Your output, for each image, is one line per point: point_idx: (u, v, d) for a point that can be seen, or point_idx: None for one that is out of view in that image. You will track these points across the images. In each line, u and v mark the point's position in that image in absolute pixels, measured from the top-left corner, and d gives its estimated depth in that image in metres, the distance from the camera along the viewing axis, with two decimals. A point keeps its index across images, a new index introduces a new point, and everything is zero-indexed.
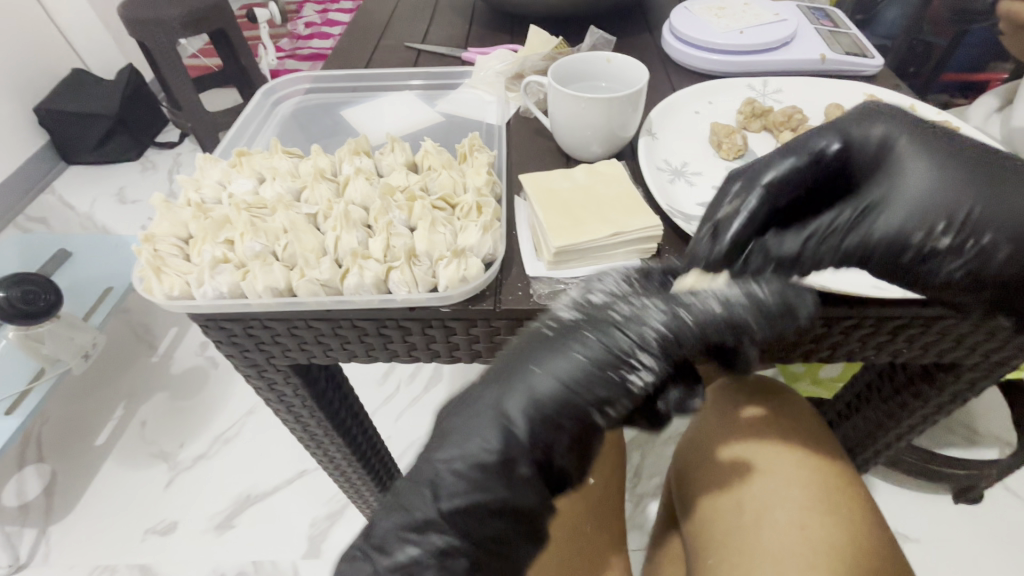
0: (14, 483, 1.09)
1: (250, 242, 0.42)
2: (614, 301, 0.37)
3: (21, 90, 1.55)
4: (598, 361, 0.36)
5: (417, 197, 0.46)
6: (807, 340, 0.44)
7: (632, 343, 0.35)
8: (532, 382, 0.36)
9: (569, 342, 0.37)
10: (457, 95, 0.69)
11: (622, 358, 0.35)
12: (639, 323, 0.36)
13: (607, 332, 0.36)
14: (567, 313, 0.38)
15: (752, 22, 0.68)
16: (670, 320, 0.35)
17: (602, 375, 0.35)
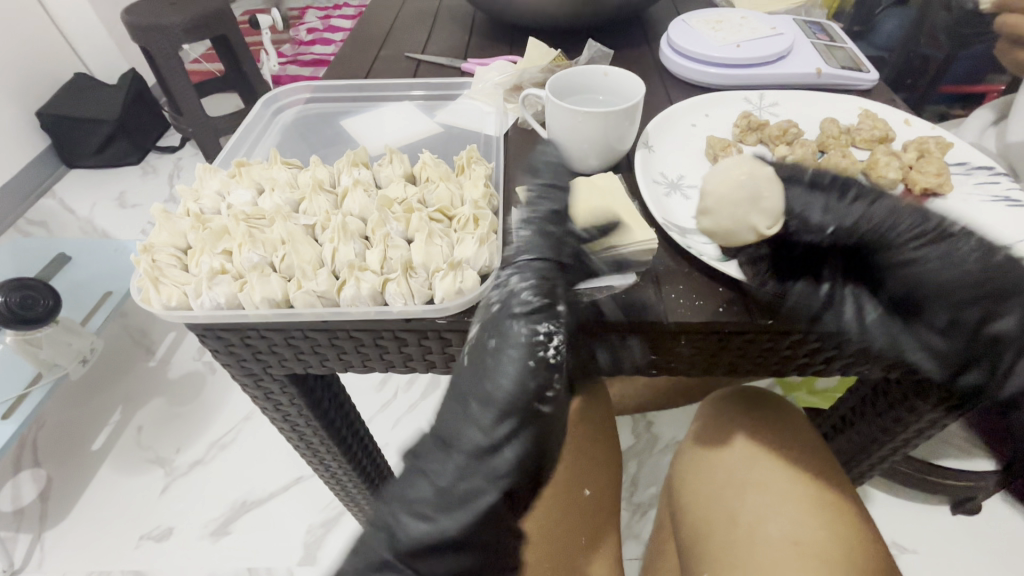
0: (9, 487, 1.09)
1: (247, 253, 0.42)
2: (502, 300, 0.39)
3: (23, 95, 1.56)
4: (518, 352, 0.36)
5: (415, 209, 0.46)
6: (801, 353, 0.44)
7: (528, 326, 0.37)
8: (469, 402, 0.35)
9: (488, 353, 0.37)
10: (456, 106, 0.69)
11: (533, 340, 0.36)
12: (515, 295, 0.39)
13: (507, 328, 0.37)
14: (479, 319, 0.39)
15: (749, 36, 0.69)
16: (533, 280, 0.39)
17: (529, 356, 0.36)
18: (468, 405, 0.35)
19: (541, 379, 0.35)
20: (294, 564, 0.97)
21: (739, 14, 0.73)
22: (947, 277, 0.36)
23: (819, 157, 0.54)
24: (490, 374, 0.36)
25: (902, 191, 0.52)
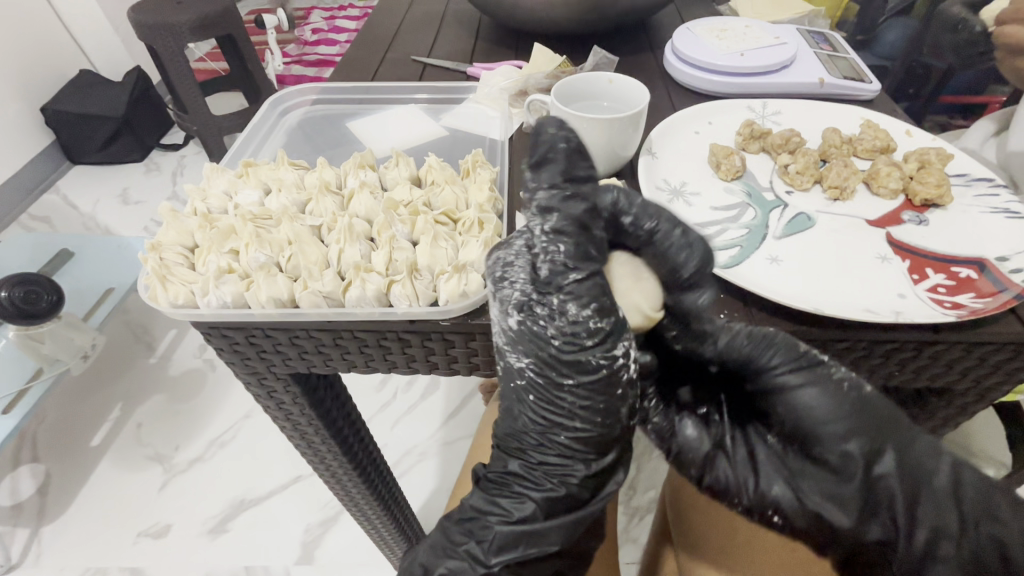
0: (8, 482, 1.09)
1: (254, 253, 0.42)
2: (529, 355, 0.39)
3: (29, 91, 1.56)
4: (595, 390, 0.38)
5: (420, 212, 0.47)
6: None
7: (585, 366, 0.38)
8: (558, 435, 0.40)
9: (554, 396, 0.39)
10: (461, 110, 0.70)
11: (598, 375, 0.38)
12: (569, 325, 0.37)
13: (563, 375, 0.39)
14: (518, 359, 0.39)
15: (752, 45, 0.70)
16: (582, 300, 0.37)
17: (604, 385, 0.38)
18: (551, 438, 0.40)
19: (619, 395, 0.39)
20: (291, 562, 0.97)
21: (743, 23, 0.74)
22: (821, 412, 0.40)
23: (821, 166, 0.55)
24: (559, 405, 0.40)
25: (902, 201, 0.52)
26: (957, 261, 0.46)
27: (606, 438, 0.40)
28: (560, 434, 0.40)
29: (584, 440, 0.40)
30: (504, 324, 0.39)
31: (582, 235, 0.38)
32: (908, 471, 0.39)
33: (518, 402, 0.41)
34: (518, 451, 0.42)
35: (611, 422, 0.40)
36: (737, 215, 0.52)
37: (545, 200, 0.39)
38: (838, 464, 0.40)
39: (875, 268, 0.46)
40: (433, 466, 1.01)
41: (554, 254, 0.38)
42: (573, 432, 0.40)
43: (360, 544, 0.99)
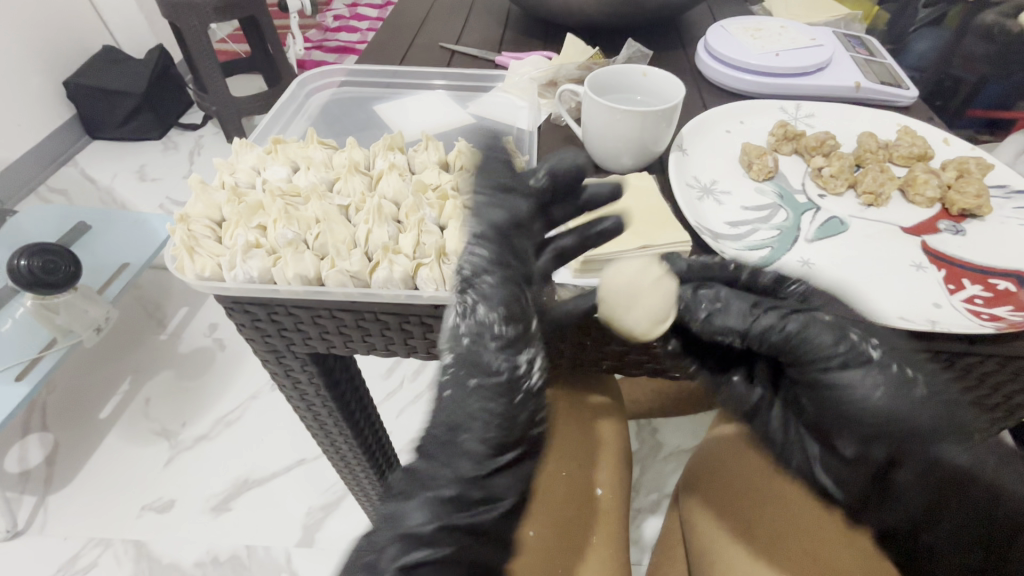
0: (16, 449, 1.10)
1: (282, 229, 0.42)
2: (459, 343, 0.37)
3: (52, 64, 1.57)
4: (494, 387, 0.35)
5: (449, 196, 0.46)
6: None
7: (488, 359, 0.35)
8: (462, 438, 0.35)
9: (466, 388, 0.35)
10: (490, 98, 0.69)
11: (498, 374, 0.35)
12: (480, 326, 0.36)
13: (476, 367, 0.35)
14: (443, 359, 0.37)
15: (788, 45, 0.68)
16: (491, 304, 0.35)
17: (501, 390, 0.35)
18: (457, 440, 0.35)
19: (521, 393, 0.35)
20: (292, 545, 0.98)
21: (779, 23, 0.72)
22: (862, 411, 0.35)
23: (856, 171, 0.54)
24: (464, 406, 0.35)
25: (938, 210, 0.51)
26: (995, 274, 0.45)
27: (505, 430, 0.34)
28: (467, 440, 0.34)
29: (483, 445, 0.34)
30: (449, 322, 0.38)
31: (504, 247, 0.37)
32: (934, 480, 0.36)
33: (444, 410, 0.37)
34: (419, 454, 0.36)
35: (514, 420, 0.35)
36: (769, 216, 0.51)
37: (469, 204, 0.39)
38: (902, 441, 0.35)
39: (909, 277, 0.45)
40: None
41: (472, 258, 0.36)
42: (473, 436, 0.34)
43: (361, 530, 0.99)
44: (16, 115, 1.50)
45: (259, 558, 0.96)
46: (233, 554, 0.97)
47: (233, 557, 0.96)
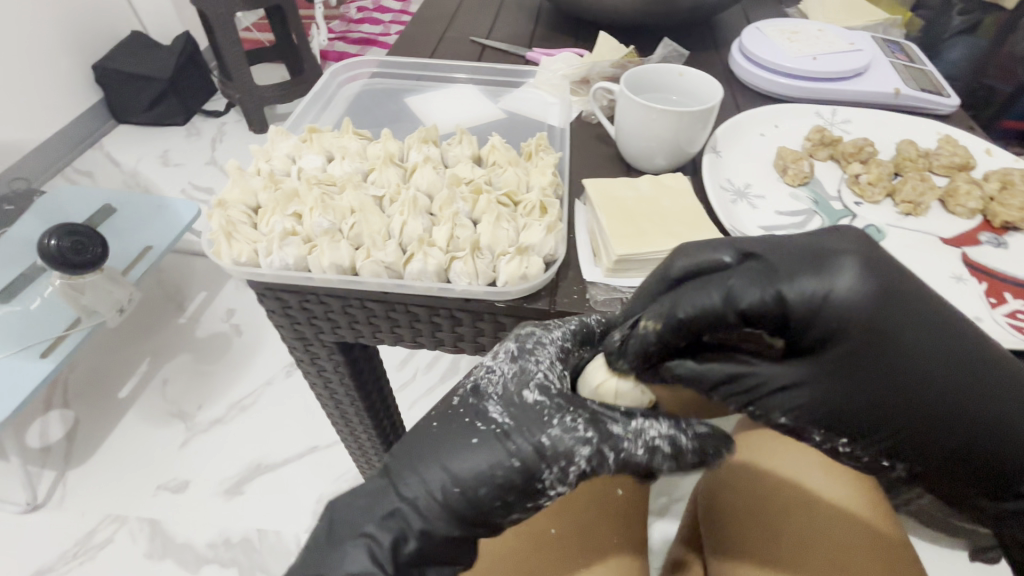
0: (38, 424, 1.13)
1: (318, 218, 0.42)
2: (541, 433, 0.37)
3: (82, 47, 1.60)
4: (517, 485, 0.37)
5: (482, 191, 0.46)
6: None
7: (549, 472, 0.37)
8: (434, 485, 0.38)
9: (491, 455, 0.37)
10: (519, 95, 0.69)
11: (537, 490, 0.37)
12: (566, 458, 0.37)
13: (529, 463, 0.37)
14: (498, 413, 0.39)
15: (826, 49, 0.67)
16: (597, 454, 0.37)
17: (520, 494, 0.37)
18: (429, 482, 0.38)
19: (523, 506, 0.38)
20: (302, 531, 0.99)
21: (816, 25, 0.71)
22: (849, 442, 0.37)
23: (896, 179, 0.53)
24: (473, 469, 0.37)
25: (979, 221, 0.50)
26: None
27: (475, 513, 0.38)
28: (450, 487, 0.37)
29: (448, 507, 0.37)
30: (530, 392, 0.39)
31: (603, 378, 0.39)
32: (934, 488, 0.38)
33: (454, 435, 0.39)
34: (401, 478, 0.39)
35: (495, 511, 0.38)
36: (803, 222, 0.51)
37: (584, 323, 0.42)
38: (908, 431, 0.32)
39: (949, 288, 0.44)
40: None
41: (624, 447, 0.37)
42: (448, 492, 0.37)
43: None
44: (46, 97, 1.53)
45: (269, 542, 0.98)
46: (245, 537, 0.98)
47: (244, 539, 0.98)
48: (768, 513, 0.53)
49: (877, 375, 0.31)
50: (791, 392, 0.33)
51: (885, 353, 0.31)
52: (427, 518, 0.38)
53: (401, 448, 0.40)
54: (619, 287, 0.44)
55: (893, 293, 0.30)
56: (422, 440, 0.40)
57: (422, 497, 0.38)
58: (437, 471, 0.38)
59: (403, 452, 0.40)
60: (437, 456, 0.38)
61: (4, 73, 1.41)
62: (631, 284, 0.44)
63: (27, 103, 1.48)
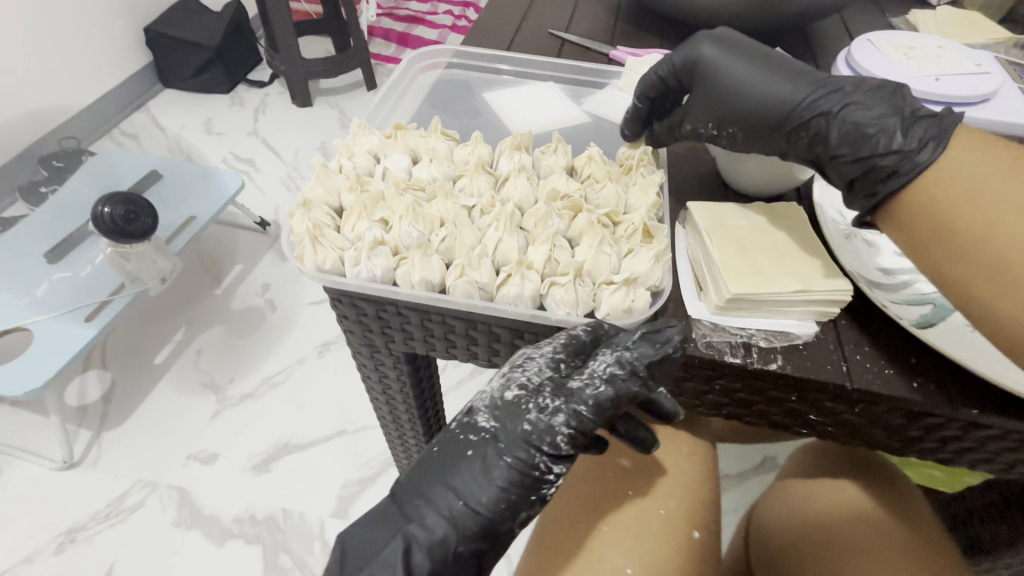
0: (76, 384, 1.14)
1: (409, 228, 0.39)
2: (517, 418, 0.37)
3: (134, 9, 1.58)
4: (516, 479, 0.37)
5: (581, 208, 0.43)
6: (929, 438, 0.39)
7: (536, 455, 0.37)
8: (446, 502, 0.38)
9: (487, 458, 0.38)
10: (605, 98, 0.64)
11: (534, 476, 0.37)
12: (551, 433, 0.37)
13: (517, 453, 0.37)
14: (485, 420, 0.39)
15: (948, 69, 0.60)
16: (577, 421, 0.37)
17: (523, 487, 0.37)
18: (442, 499, 0.38)
19: (528, 500, 0.38)
20: (326, 514, 0.98)
21: (936, 40, 0.63)
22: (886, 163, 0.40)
23: None
24: (474, 475, 0.38)
25: None
26: None
27: (494, 522, 0.37)
28: (456, 501, 0.37)
29: (465, 519, 0.37)
30: (499, 386, 0.39)
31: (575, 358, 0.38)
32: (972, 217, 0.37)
33: (452, 454, 0.39)
34: (413, 503, 0.38)
35: (502, 513, 0.37)
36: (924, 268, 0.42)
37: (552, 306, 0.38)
38: (756, 114, 0.44)
39: None
40: None
41: (589, 388, 0.37)
42: (460, 505, 0.37)
43: None
44: (98, 57, 1.53)
45: (294, 522, 0.97)
46: (270, 515, 0.98)
47: (270, 517, 0.98)
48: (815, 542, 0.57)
49: (725, 88, 0.46)
50: (688, 117, 0.48)
51: (724, 76, 0.46)
52: (437, 535, 0.37)
53: (404, 476, 0.40)
54: (726, 327, 0.40)
55: (743, 51, 0.46)
56: (428, 460, 0.39)
57: (434, 518, 0.37)
58: (451, 494, 0.38)
59: (407, 474, 0.40)
60: (443, 474, 0.39)
61: (59, 30, 1.41)
62: (742, 325, 0.40)
63: (79, 60, 1.48)
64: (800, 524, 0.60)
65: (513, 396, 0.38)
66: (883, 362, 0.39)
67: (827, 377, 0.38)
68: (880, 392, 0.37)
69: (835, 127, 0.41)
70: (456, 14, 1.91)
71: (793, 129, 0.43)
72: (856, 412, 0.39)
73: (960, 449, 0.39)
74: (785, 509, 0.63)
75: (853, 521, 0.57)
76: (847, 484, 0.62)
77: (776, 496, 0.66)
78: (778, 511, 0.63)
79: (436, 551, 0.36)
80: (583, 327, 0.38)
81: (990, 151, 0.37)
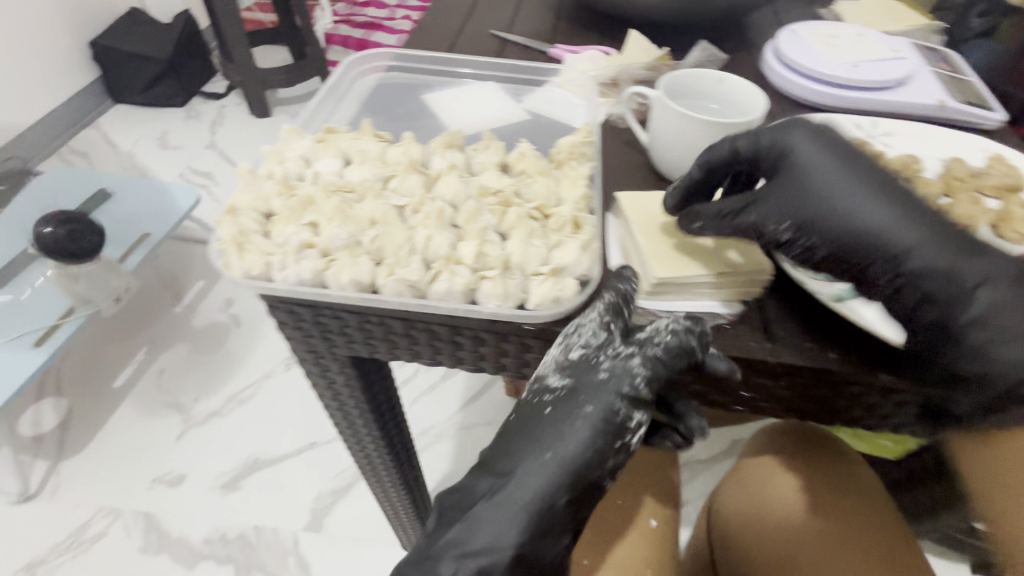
0: (31, 413, 1.09)
1: (337, 229, 0.39)
2: (591, 372, 0.40)
3: (78, 23, 1.53)
4: (601, 429, 0.39)
5: (512, 203, 0.43)
6: (856, 407, 0.41)
7: (619, 405, 0.39)
8: (536, 462, 0.39)
9: (570, 416, 0.40)
10: (544, 95, 0.65)
11: (620, 424, 0.39)
12: (628, 378, 0.39)
13: (599, 407, 0.39)
14: (557, 380, 0.40)
15: (867, 56, 0.63)
16: (653, 365, 0.39)
17: (610, 438, 0.39)
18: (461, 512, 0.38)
19: (614, 448, 0.39)
20: (301, 528, 0.97)
21: (856, 29, 0.67)
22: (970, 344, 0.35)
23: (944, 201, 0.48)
24: (561, 431, 0.40)
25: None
26: None
27: (585, 472, 0.39)
28: (548, 458, 0.39)
29: (561, 473, 0.39)
30: (566, 347, 0.40)
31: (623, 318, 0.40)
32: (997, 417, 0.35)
33: (536, 417, 0.41)
34: (506, 463, 0.41)
35: (593, 462, 0.39)
36: None
37: (494, 308, 0.38)
38: (859, 255, 0.37)
39: None
40: (449, 450, 0.99)
41: (661, 334, 0.38)
42: (552, 462, 0.39)
43: (369, 517, 0.98)
44: (42, 74, 1.47)
45: (267, 539, 0.95)
46: (242, 533, 0.96)
47: (241, 536, 0.96)
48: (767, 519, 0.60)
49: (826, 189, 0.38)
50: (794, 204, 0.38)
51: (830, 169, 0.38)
52: (532, 489, 0.39)
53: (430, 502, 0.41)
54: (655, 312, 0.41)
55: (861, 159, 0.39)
56: (516, 424, 0.42)
57: (526, 477, 0.39)
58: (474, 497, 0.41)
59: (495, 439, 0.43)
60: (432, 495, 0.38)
61: None
62: (670, 310, 0.41)
63: (21, 78, 1.43)
64: (751, 509, 0.61)
65: (581, 355, 0.40)
66: (816, 338, 0.40)
67: (751, 354, 0.39)
68: (801, 365, 0.39)
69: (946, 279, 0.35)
70: (414, 20, 1.90)
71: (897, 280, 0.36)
72: (784, 385, 0.41)
73: (887, 414, 0.41)
74: (737, 488, 0.65)
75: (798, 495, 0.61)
76: (794, 458, 0.64)
77: (734, 475, 0.68)
78: (735, 497, 0.65)
79: (538, 502, 0.39)
80: (613, 297, 0.39)
81: None
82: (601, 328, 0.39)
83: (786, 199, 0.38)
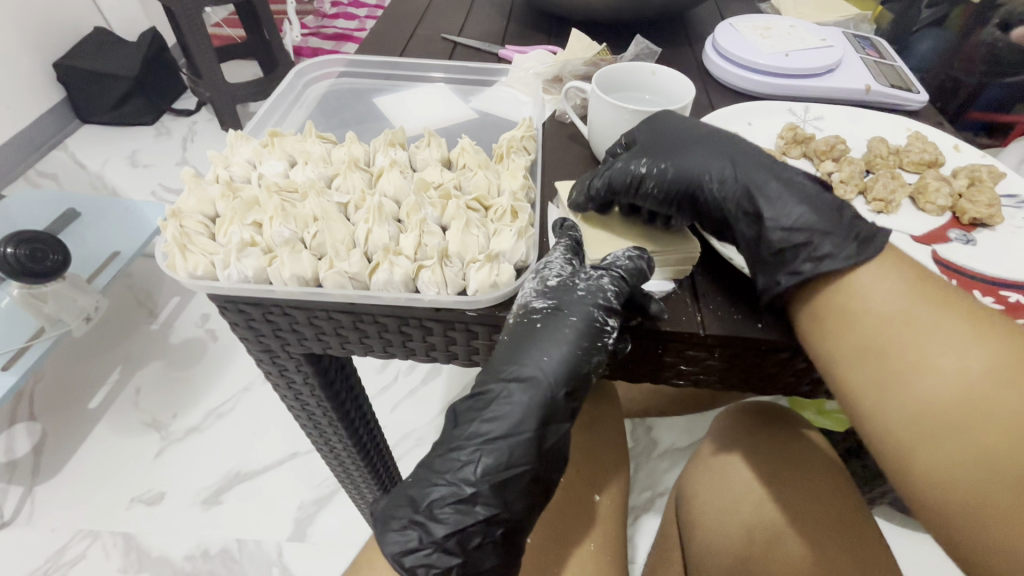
0: (4, 439, 1.08)
1: (279, 227, 0.41)
2: (567, 290, 0.41)
3: (42, 44, 1.52)
4: (584, 336, 0.39)
5: (452, 195, 0.45)
6: (789, 373, 0.43)
7: (598, 314, 0.40)
8: (527, 371, 0.39)
9: (555, 329, 0.40)
10: (493, 95, 0.67)
11: (599, 330, 0.40)
12: (601, 290, 0.40)
13: (580, 317, 0.40)
14: (542, 302, 0.40)
15: (797, 45, 0.67)
16: (622, 278, 0.40)
17: (590, 346, 0.39)
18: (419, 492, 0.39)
19: (598, 352, 0.40)
20: (284, 539, 0.96)
21: (788, 21, 0.71)
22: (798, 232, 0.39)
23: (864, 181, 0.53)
24: (542, 339, 0.39)
25: (948, 218, 0.51)
26: (1005, 285, 0.44)
27: (575, 376, 0.39)
28: (541, 364, 0.39)
29: (553, 376, 0.39)
30: (536, 280, 0.42)
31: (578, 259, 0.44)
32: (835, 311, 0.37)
33: (523, 334, 0.40)
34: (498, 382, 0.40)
35: (582, 364, 0.39)
36: None
37: (433, 297, 0.40)
38: (685, 175, 0.43)
39: None
40: None
41: (619, 261, 0.42)
42: (543, 369, 0.39)
43: (353, 524, 0.98)
44: (7, 97, 1.46)
45: (250, 551, 0.95)
46: (224, 547, 0.95)
47: (224, 550, 0.95)
48: (735, 492, 0.62)
49: (675, 144, 0.45)
50: (657, 155, 0.44)
51: (682, 130, 0.46)
52: (526, 393, 0.39)
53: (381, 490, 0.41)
54: None
55: (710, 130, 0.46)
56: (501, 351, 0.40)
57: (518, 389, 0.39)
58: (448, 482, 0.39)
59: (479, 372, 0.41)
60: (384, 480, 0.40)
61: None
62: None
63: None
64: (733, 517, 0.60)
65: (547, 285, 0.41)
66: (744, 309, 0.42)
67: (682, 327, 0.41)
68: (730, 334, 0.41)
69: (768, 193, 0.41)
70: None
71: (714, 186, 0.43)
72: (717, 356, 0.43)
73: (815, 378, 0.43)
74: (707, 484, 0.65)
75: (759, 463, 0.63)
76: (755, 429, 0.67)
77: (700, 459, 0.69)
78: (715, 499, 0.63)
79: (536, 401, 0.39)
80: (561, 252, 0.43)
81: (917, 277, 0.36)
82: (562, 262, 0.42)
83: (645, 153, 0.45)
